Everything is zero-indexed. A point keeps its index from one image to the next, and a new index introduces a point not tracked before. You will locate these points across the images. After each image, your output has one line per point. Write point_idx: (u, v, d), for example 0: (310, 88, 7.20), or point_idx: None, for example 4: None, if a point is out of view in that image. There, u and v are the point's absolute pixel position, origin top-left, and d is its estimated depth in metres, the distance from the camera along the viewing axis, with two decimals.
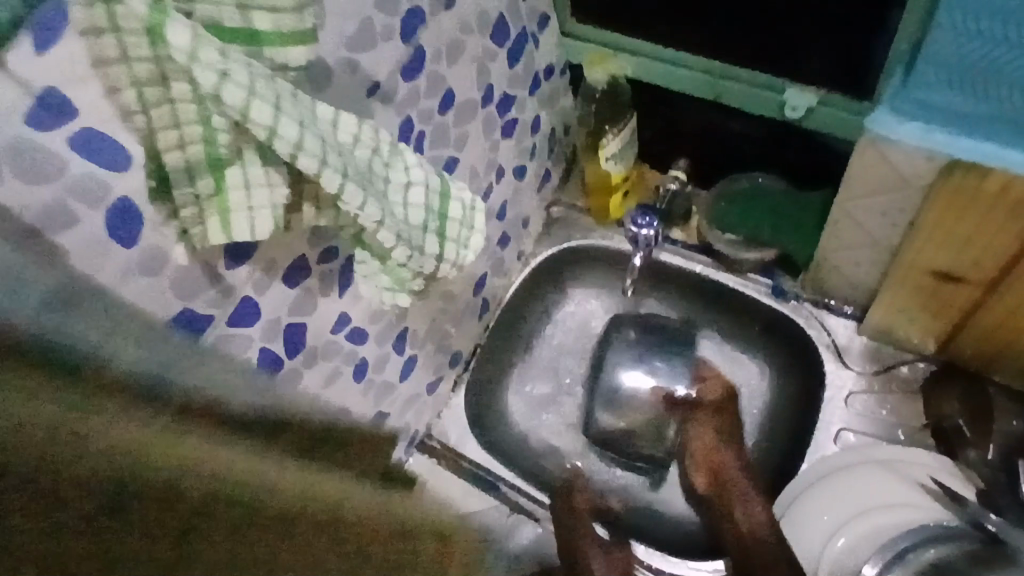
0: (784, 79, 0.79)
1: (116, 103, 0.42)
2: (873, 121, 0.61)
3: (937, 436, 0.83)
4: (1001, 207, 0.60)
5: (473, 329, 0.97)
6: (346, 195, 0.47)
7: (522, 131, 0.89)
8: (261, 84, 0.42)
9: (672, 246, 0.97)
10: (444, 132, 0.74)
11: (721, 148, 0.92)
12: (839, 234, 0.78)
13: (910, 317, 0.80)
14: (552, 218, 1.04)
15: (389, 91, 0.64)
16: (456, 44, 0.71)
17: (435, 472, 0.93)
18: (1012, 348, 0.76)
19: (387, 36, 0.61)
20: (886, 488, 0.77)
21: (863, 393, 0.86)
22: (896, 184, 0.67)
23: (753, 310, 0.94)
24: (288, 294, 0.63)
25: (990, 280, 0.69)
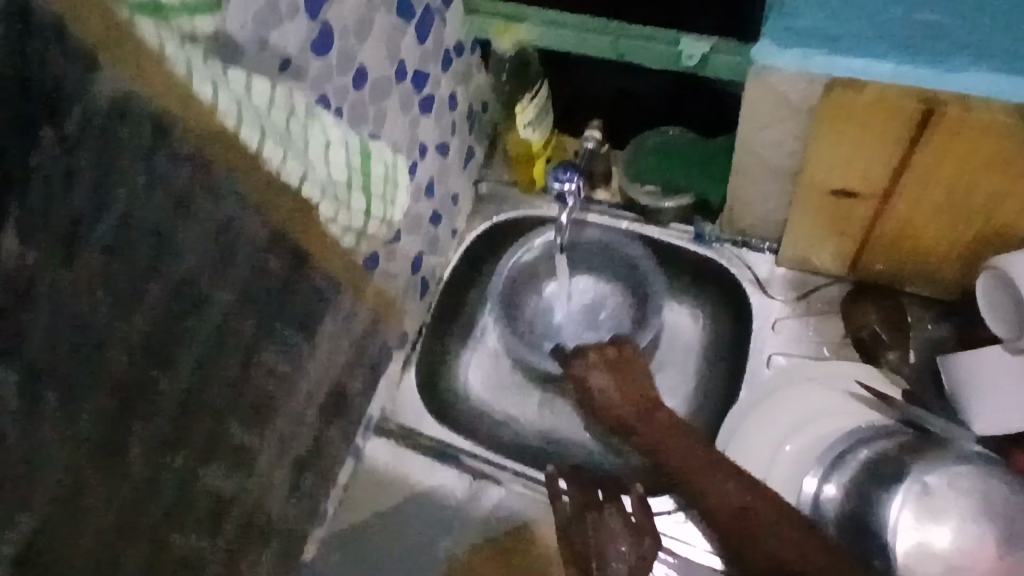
0: (675, 31, 0.83)
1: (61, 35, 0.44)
2: (757, 51, 0.66)
3: (859, 347, 0.88)
4: (880, 117, 0.66)
5: (417, 309, 0.99)
6: (266, 151, 0.52)
7: (440, 109, 0.92)
8: (175, 52, 0.46)
9: (598, 207, 1.01)
10: (361, 109, 0.76)
11: (631, 108, 0.97)
12: (747, 168, 0.83)
13: (820, 239, 0.86)
14: (481, 194, 1.07)
15: (301, 68, 0.66)
16: (364, 20, 0.73)
17: (396, 453, 0.94)
18: (917, 256, 0.82)
19: (292, 12, 0.62)
20: (817, 400, 0.85)
21: (789, 318, 0.91)
22: (788, 108, 0.72)
23: (680, 258, 0.99)
24: None
25: (883, 190, 0.75)
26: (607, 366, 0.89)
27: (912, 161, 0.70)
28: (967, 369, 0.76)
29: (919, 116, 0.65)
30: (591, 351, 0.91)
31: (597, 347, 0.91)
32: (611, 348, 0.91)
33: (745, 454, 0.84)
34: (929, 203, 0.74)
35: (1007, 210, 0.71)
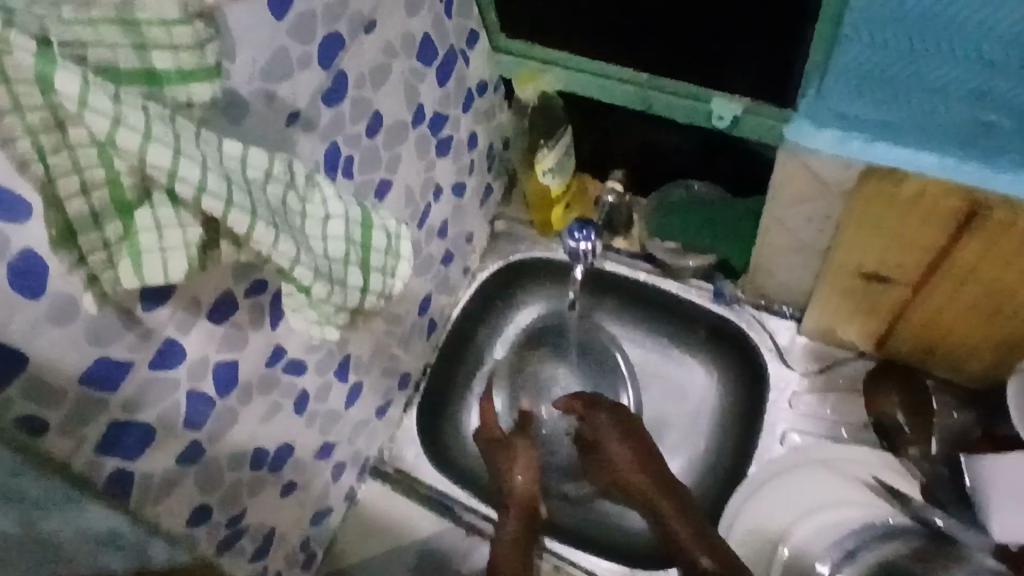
0: (707, 90, 0.80)
1: None
2: (792, 129, 0.64)
3: (880, 432, 0.83)
4: (915, 210, 0.64)
5: (421, 349, 0.97)
6: (258, 235, 0.45)
7: (458, 150, 0.89)
8: (160, 127, 0.41)
9: (616, 255, 0.98)
10: (374, 156, 0.74)
11: (656, 161, 0.94)
12: (772, 241, 0.80)
13: (844, 317, 0.82)
14: (497, 231, 1.04)
15: (311, 119, 0.64)
16: (381, 67, 0.70)
17: (390, 497, 0.93)
18: (945, 345, 0.78)
19: (304, 64, 0.60)
20: (829, 490, 0.79)
21: (805, 394, 0.87)
22: (818, 188, 0.69)
23: (698, 316, 0.95)
24: (218, 329, 0.62)
25: (916, 280, 0.71)
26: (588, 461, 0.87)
27: (950, 257, 0.67)
28: (1011, 470, 0.71)
29: (963, 215, 0.62)
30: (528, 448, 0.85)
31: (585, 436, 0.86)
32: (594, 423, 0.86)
33: (752, 521, 0.80)
34: (962, 296, 0.70)
35: None
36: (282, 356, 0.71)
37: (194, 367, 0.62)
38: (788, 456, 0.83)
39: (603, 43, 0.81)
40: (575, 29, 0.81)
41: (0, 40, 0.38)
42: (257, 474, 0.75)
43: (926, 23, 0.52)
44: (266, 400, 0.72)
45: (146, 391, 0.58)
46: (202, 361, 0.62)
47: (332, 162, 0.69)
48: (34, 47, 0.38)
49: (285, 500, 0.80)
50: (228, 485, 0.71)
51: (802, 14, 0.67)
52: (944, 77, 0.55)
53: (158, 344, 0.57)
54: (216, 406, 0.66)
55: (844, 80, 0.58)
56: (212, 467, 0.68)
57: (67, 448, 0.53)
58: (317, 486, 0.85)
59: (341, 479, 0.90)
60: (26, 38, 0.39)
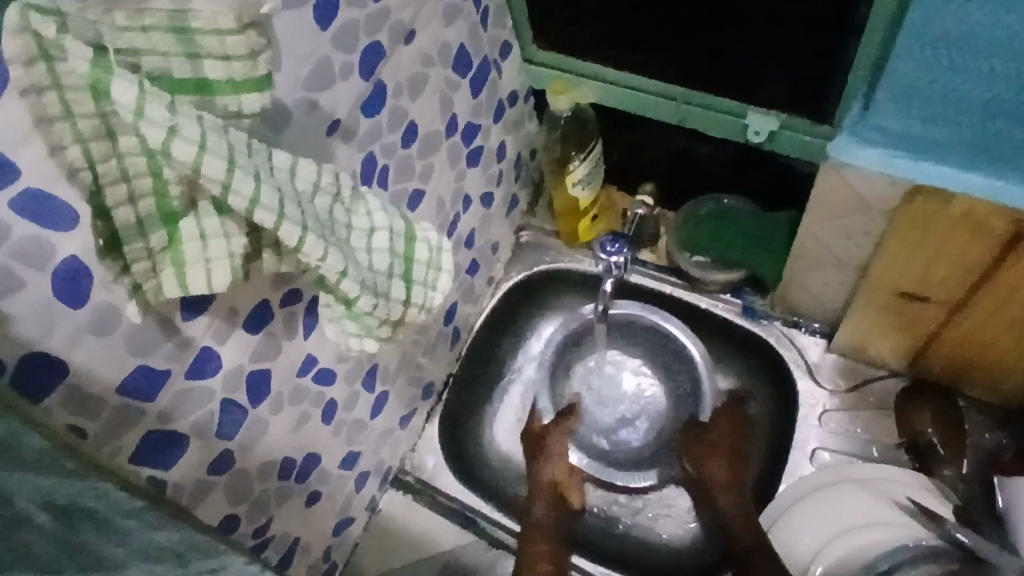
0: (743, 104, 0.79)
1: (46, 134, 0.40)
2: (835, 146, 0.64)
3: (913, 452, 0.83)
4: (961, 230, 0.63)
5: (445, 358, 0.97)
6: (307, 247, 0.45)
7: (487, 160, 0.89)
8: (214, 138, 0.41)
9: (642, 267, 0.97)
10: (408, 165, 0.74)
11: (685, 173, 0.94)
12: (808, 257, 0.80)
13: (878, 335, 0.81)
14: (522, 242, 1.04)
15: (350, 128, 0.63)
16: (418, 76, 0.70)
17: (412, 508, 0.93)
18: (980, 364, 0.78)
19: (345, 74, 0.60)
20: (860, 508, 0.76)
21: (834, 411, 0.87)
22: (860, 206, 0.69)
23: (725, 331, 0.94)
24: (252, 338, 0.62)
25: (956, 299, 0.71)
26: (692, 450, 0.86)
27: (992, 279, 0.67)
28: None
29: (1009, 238, 0.62)
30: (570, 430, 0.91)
31: (722, 433, 0.87)
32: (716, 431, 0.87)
33: (791, 532, 0.77)
34: (1004, 317, 0.70)
35: None
36: (313, 365, 0.71)
37: (228, 376, 0.61)
38: (823, 471, 0.81)
39: (637, 55, 0.80)
40: (609, 41, 0.80)
41: (55, 47, 0.37)
42: (284, 483, 0.74)
43: (979, 45, 0.52)
44: (296, 410, 0.71)
45: (181, 400, 0.57)
46: (236, 371, 0.61)
47: (368, 171, 0.68)
48: (88, 54, 0.37)
49: (310, 509, 0.80)
50: (256, 494, 0.70)
51: (844, 30, 0.67)
52: (995, 98, 0.54)
53: (195, 353, 0.57)
54: (248, 415, 0.65)
55: (891, 99, 0.58)
56: (242, 476, 0.67)
57: (103, 457, 0.53)
58: (340, 497, 0.85)
59: (364, 489, 0.89)
60: (82, 45, 0.37)
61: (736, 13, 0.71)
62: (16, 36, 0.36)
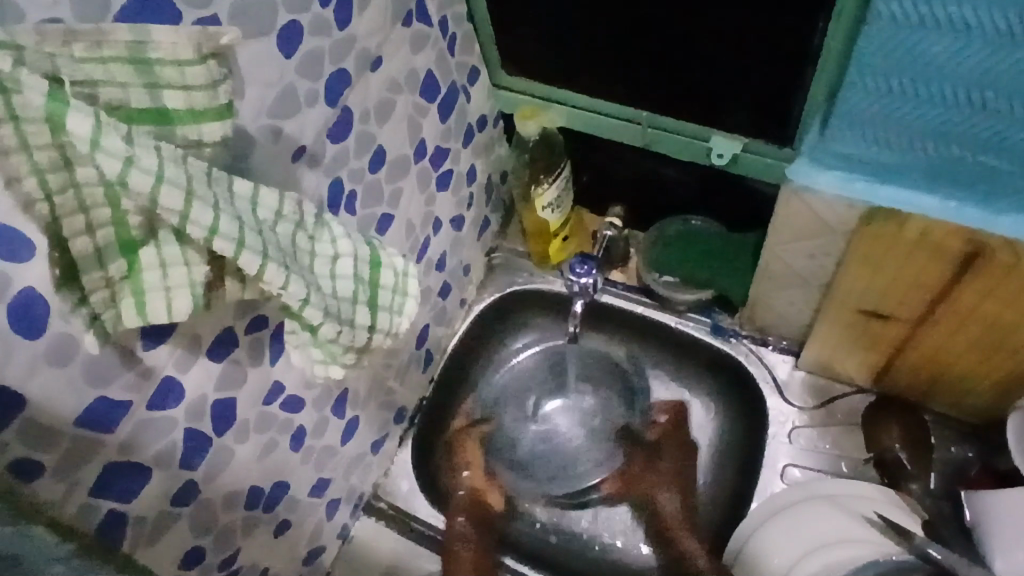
0: (707, 127, 0.81)
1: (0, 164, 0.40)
2: (795, 170, 0.65)
3: (881, 468, 0.84)
4: (918, 250, 0.65)
5: (417, 381, 0.96)
6: (268, 275, 0.45)
7: (458, 183, 0.89)
8: (171, 168, 0.41)
9: (613, 288, 0.98)
10: (377, 190, 0.74)
11: (652, 195, 0.95)
12: (774, 278, 0.81)
13: (843, 352, 0.83)
14: (493, 263, 1.04)
15: (317, 154, 0.63)
16: (386, 102, 0.71)
17: (385, 534, 0.92)
18: (943, 380, 0.80)
19: (311, 101, 0.60)
20: (831, 522, 0.77)
21: (804, 428, 0.88)
22: (820, 227, 0.70)
23: (694, 349, 0.96)
24: (217, 366, 0.61)
25: (916, 317, 0.72)
26: (637, 475, 0.94)
27: (950, 297, 0.68)
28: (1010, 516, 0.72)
29: (964, 257, 0.63)
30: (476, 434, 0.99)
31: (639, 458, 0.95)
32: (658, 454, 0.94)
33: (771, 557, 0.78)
34: (963, 334, 0.72)
35: None
36: (280, 392, 0.70)
37: (192, 405, 0.60)
38: (792, 489, 0.82)
39: (602, 80, 0.82)
40: (575, 67, 0.82)
41: (11, 80, 0.36)
42: (252, 513, 0.73)
43: (925, 73, 0.53)
44: (263, 437, 0.70)
45: (143, 431, 0.57)
46: (201, 400, 0.61)
47: (335, 196, 0.68)
48: (45, 87, 0.37)
49: (278, 538, 0.78)
50: (222, 524, 0.69)
51: (801, 57, 0.68)
52: (945, 123, 0.56)
53: (157, 382, 0.56)
54: (213, 444, 0.64)
55: (845, 124, 0.60)
56: (207, 507, 0.66)
57: (60, 491, 0.52)
58: (311, 525, 0.83)
59: (335, 516, 0.88)
60: (35, 77, 0.37)
61: (697, 40, 0.72)
62: None
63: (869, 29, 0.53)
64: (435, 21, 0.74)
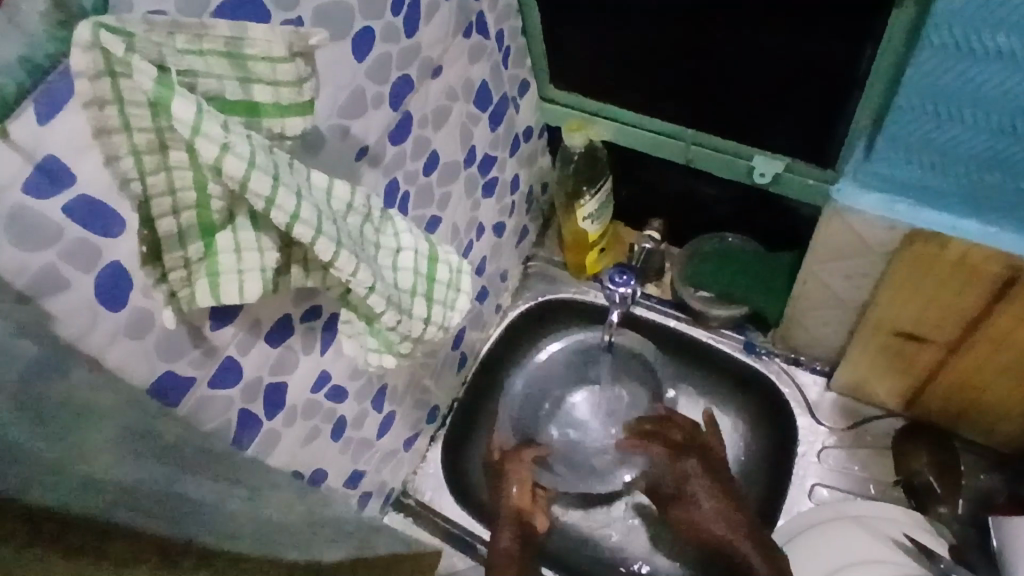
0: (749, 147, 0.83)
1: (103, 144, 0.43)
2: (838, 191, 0.67)
3: (909, 491, 0.85)
4: (959, 272, 0.66)
5: (451, 382, 0.99)
6: (340, 262, 0.47)
7: (502, 191, 0.92)
8: (261, 156, 0.44)
9: (648, 300, 1.00)
10: (428, 192, 0.77)
11: (692, 212, 0.97)
12: (811, 297, 0.82)
13: (876, 375, 0.83)
14: (529, 272, 1.07)
15: (377, 154, 0.67)
16: (442, 109, 0.74)
17: (411, 530, 0.94)
18: (976, 407, 0.80)
19: (377, 103, 0.64)
20: (861, 544, 0.77)
21: (833, 449, 0.89)
22: (860, 249, 0.72)
23: (725, 367, 0.97)
24: (273, 351, 0.64)
25: (951, 341, 0.73)
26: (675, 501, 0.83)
27: (990, 324, 0.69)
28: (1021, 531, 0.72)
29: (1002, 282, 0.65)
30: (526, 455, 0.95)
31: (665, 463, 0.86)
32: (672, 433, 0.88)
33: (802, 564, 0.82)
34: (997, 360, 0.72)
35: None
36: (326, 381, 0.73)
37: (248, 386, 0.63)
38: (820, 508, 0.83)
39: (649, 97, 0.84)
40: (623, 83, 0.84)
41: (123, 65, 0.40)
42: None
43: (973, 100, 0.55)
44: (307, 424, 0.73)
45: (201, 408, 0.59)
46: (256, 382, 0.64)
47: (390, 196, 0.71)
48: (154, 73, 0.40)
49: None
50: None
51: (847, 82, 0.71)
52: (991, 150, 0.58)
53: (219, 361, 0.59)
54: (262, 427, 0.67)
55: (891, 148, 0.62)
56: None
57: None
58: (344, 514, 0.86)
59: (366, 508, 0.90)
60: (146, 65, 0.40)
61: (748, 62, 0.74)
62: (88, 54, 0.39)
63: (919, 54, 0.55)
64: (492, 34, 0.77)
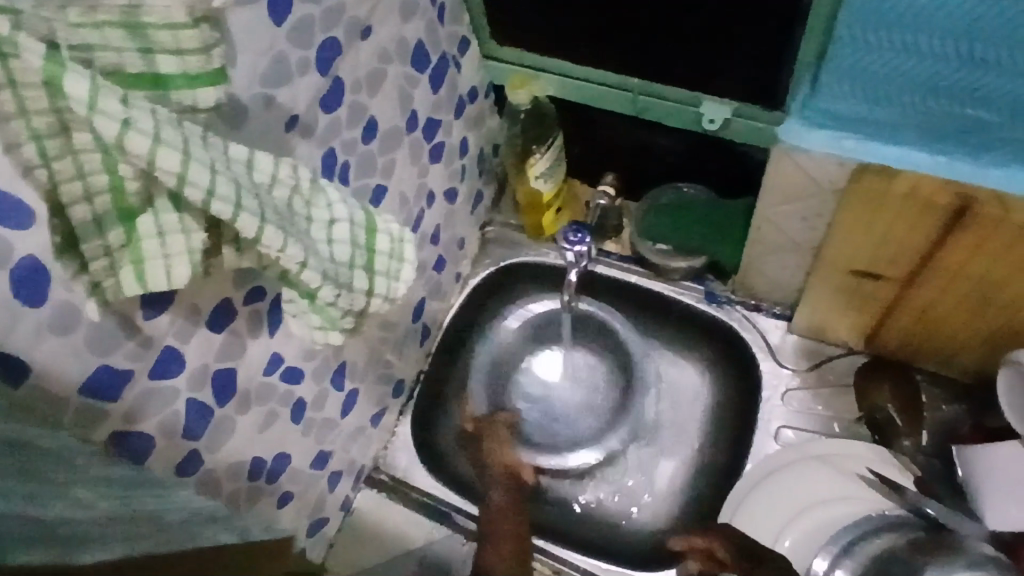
0: (698, 93, 0.81)
1: None
2: (785, 129, 0.65)
3: (873, 427, 0.86)
4: (910, 205, 0.65)
5: (415, 355, 0.97)
6: (267, 238, 0.45)
7: (450, 155, 0.90)
8: (168, 131, 0.41)
9: (607, 259, 0.99)
10: (370, 161, 0.74)
11: (645, 163, 0.95)
12: (765, 242, 0.82)
13: (834, 314, 0.84)
14: (487, 237, 1.06)
15: (309, 123, 0.64)
16: (376, 72, 0.71)
17: (385, 506, 0.93)
18: (933, 339, 0.81)
19: (304, 69, 0.61)
20: (823, 484, 0.79)
21: (798, 391, 0.89)
22: (811, 188, 0.71)
23: (688, 318, 0.97)
24: (217, 336, 0.62)
25: (905, 275, 0.73)
26: None
27: (937, 258, 0.70)
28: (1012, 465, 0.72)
29: (955, 211, 0.64)
30: (503, 422, 0.96)
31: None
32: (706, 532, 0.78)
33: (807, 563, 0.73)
34: (952, 290, 0.72)
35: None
36: (280, 363, 0.71)
37: (194, 374, 0.61)
38: (785, 450, 0.84)
39: (592, 47, 0.82)
40: (565, 35, 0.82)
41: (8, 42, 0.37)
42: (255, 484, 0.74)
43: (914, 22, 0.54)
44: (264, 408, 0.71)
45: (145, 400, 0.57)
46: (202, 370, 0.61)
47: (329, 168, 0.69)
48: (42, 50, 0.37)
49: (282, 510, 0.79)
50: (226, 494, 0.70)
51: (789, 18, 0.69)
52: (935, 74, 0.57)
53: (158, 352, 0.56)
54: (214, 416, 0.65)
55: (835, 79, 0.60)
56: (211, 477, 0.67)
57: None
58: (314, 495, 0.85)
59: (337, 488, 0.89)
60: (32, 40, 0.37)
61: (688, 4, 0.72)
62: None
63: None
64: None
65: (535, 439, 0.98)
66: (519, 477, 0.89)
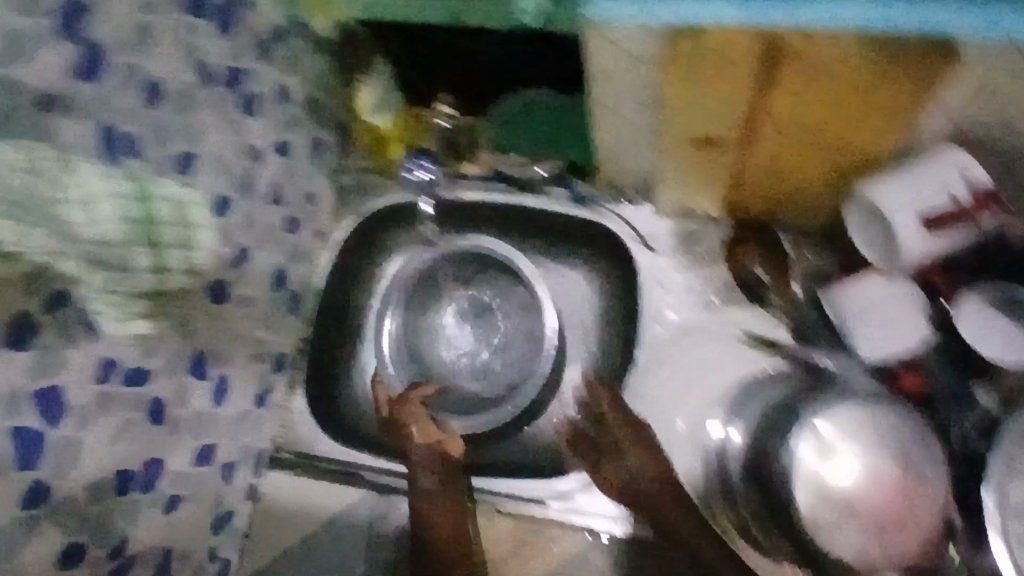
0: None
1: None
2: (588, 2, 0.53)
3: (748, 292, 0.87)
4: (721, 59, 0.61)
5: (290, 326, 0.92)
6: None
7: (270, 106, 0.82)
8: None
9: (468, 182, 0.96)
10: (166, 127, 0.67)
11: (479, 74, 0.84)
12: (610, 124, 0.80)
13: (692, 182, 0.83)
14: (342, 188, 0.98)
15: (65, 99, 0.57)
16: (144, 27, 0.63)
17: (294, 484, 0.90)
18: (789, 189, 0.80)
19: (34, 38, 0.53)
20: (702, 353, 0.86)
21: (676, 272, 0.90)
22: (628, 60, 0.67)
23: (560, 225, 0.96)
24: (21, 355, 0.56)
25: (742, 131, 0.71)
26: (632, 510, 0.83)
27: (767, 114, 0.67)
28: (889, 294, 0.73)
29: (763, 56, 0.59)
30: (416, 398, 0.88)
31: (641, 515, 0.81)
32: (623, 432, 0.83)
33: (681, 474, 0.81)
34: (789, 137, 0.70)
35: (862, 143, 0.70)
36: (116, 367, 0.65)
37: (5, 401, 0.55)
38: (670, 330, 0.88)
39: None
40: None
41: None
42: (128, 498, 0.68)
43: None
44: (114, 418, 0.65)
45: None
46: (13, 394, 0.55)
47: (114, 144, 0.62)
48: None
49: (174, 517, 0.74)
50: (96, 516, 0.64)
51: None
52: None
53: None
54: (51, 439, 0.59)
55: None
56: (70, 503, 0.62)
57: None
58: (210, 493, 0.80)
59: (235, 480, 0.85)
60: None
61: None
62: None
63: None
64: None
65: (460, 392, 0.96)
66: (449, 455, 0.84)
